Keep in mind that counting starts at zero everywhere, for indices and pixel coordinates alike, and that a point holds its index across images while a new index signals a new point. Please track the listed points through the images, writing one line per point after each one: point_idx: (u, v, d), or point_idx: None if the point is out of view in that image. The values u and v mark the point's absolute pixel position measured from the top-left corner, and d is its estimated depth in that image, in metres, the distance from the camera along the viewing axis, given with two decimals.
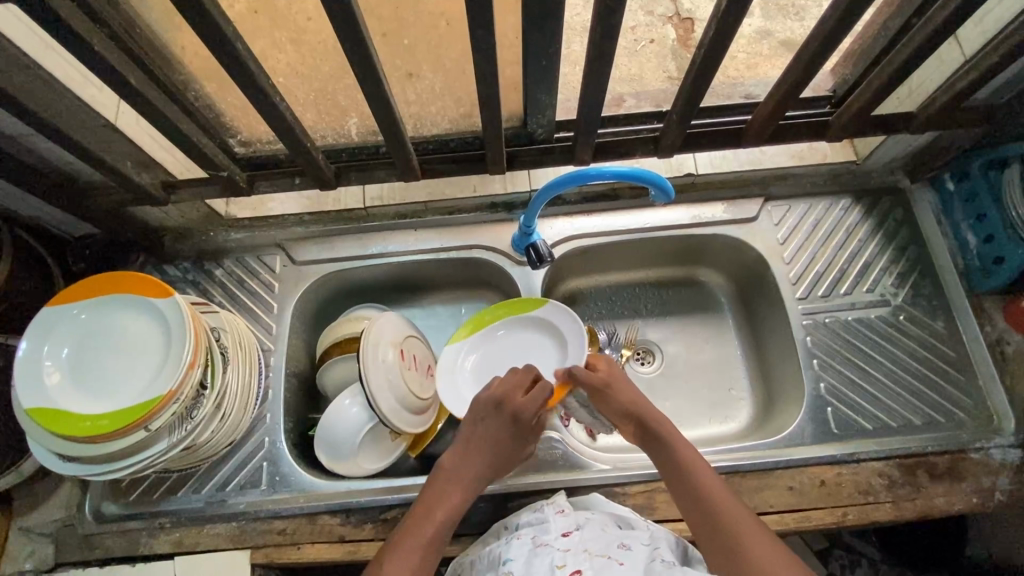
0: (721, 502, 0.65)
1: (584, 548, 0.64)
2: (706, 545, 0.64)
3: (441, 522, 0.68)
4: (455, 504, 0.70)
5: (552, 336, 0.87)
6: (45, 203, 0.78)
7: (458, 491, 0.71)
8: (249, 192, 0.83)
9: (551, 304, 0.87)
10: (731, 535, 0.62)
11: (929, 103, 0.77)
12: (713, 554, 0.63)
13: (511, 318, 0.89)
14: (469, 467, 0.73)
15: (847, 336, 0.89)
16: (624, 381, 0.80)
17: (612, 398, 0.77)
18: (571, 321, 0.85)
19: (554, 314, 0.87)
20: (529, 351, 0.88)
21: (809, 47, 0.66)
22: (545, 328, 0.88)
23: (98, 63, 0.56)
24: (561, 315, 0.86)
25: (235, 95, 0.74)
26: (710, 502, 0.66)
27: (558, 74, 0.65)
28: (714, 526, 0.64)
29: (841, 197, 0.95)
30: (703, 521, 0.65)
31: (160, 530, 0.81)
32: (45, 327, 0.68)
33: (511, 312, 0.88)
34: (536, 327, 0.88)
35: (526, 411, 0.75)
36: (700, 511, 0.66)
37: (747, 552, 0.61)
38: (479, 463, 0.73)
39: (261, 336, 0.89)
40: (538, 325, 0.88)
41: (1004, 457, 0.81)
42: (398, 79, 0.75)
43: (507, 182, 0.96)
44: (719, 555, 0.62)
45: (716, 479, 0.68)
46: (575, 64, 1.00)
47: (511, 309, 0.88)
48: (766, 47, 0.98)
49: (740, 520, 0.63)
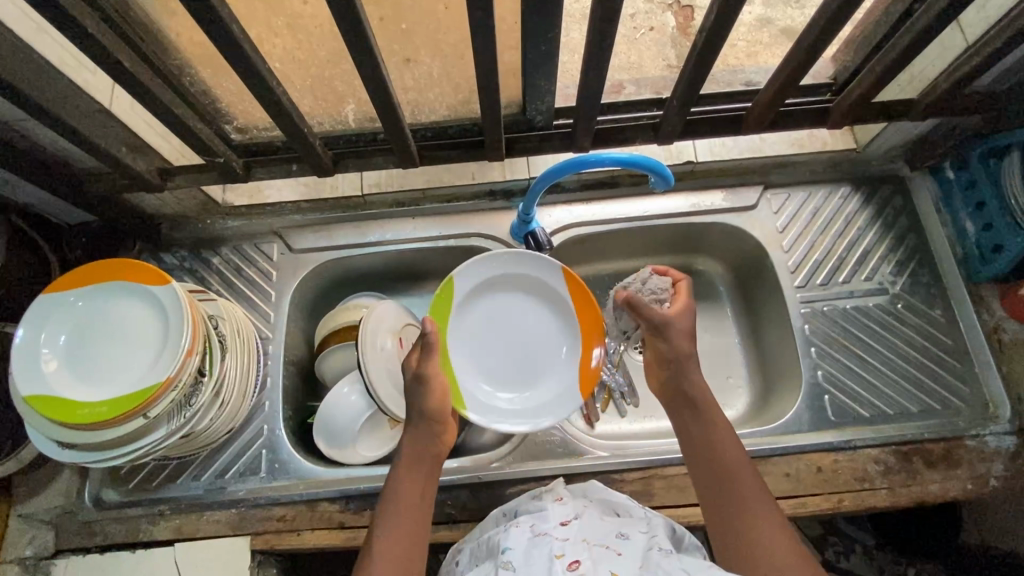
0: (728, 462, 0.67)
1: (582, 538, 0.61)
2: (715, 518, 0.65)
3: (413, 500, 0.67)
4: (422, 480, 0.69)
5: (495, 275, 0.85)
6: (40, 190, 0.77)
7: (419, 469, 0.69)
8: (245, 178, 0.82)
9: (457, 276, 0.83)
10: (732, 495, 0.64)
11: (931, 90, 0.76)
12: (715, 516, 0.65)
13: (455, 314, 0.84)
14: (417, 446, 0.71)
15: (846, 324, 0.89)
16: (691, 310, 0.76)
17: (683, 327, 0.75)
18: (489, 257, 0.83)
19: (472, 271, 0.84)
20: (495, 303, 0.86)
21: (810, 35, 0.66)
22: (480, 286, 0.85)
23: (90, 45, 0.55)
24: (475, 265, 0.83)
25: (230, 81, 0.73)
26: (717, 460, 0.67)
27: (558, 60, 0.64)
28: (716, 482, 0.66)
29: (840, 184, 0.95)
30: (706, 475, 0.67)
31: (160, 517, 0.82)
32: (41, 314, 0.67)
33: (444, 307, 0.83)
34: (473, 292, 0.85)
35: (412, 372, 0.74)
36: (710, 470, 0.67)
37: (745, 513, 0.63)
38: (421, 451, 0.71)
39: (259, 324, 0.89)
40: (473, 290, 0.85)
41: (999, 444, 0.81)
42: (395, 64, 0.74)
43: (506, 167, 0.95)
44: (716, 510, 0.65)
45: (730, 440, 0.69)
46: (574, 52, 0.98)
47: (444, 310, 0.83)
48: (766, 35, 0.97)
49: (744, 479, 0.65)
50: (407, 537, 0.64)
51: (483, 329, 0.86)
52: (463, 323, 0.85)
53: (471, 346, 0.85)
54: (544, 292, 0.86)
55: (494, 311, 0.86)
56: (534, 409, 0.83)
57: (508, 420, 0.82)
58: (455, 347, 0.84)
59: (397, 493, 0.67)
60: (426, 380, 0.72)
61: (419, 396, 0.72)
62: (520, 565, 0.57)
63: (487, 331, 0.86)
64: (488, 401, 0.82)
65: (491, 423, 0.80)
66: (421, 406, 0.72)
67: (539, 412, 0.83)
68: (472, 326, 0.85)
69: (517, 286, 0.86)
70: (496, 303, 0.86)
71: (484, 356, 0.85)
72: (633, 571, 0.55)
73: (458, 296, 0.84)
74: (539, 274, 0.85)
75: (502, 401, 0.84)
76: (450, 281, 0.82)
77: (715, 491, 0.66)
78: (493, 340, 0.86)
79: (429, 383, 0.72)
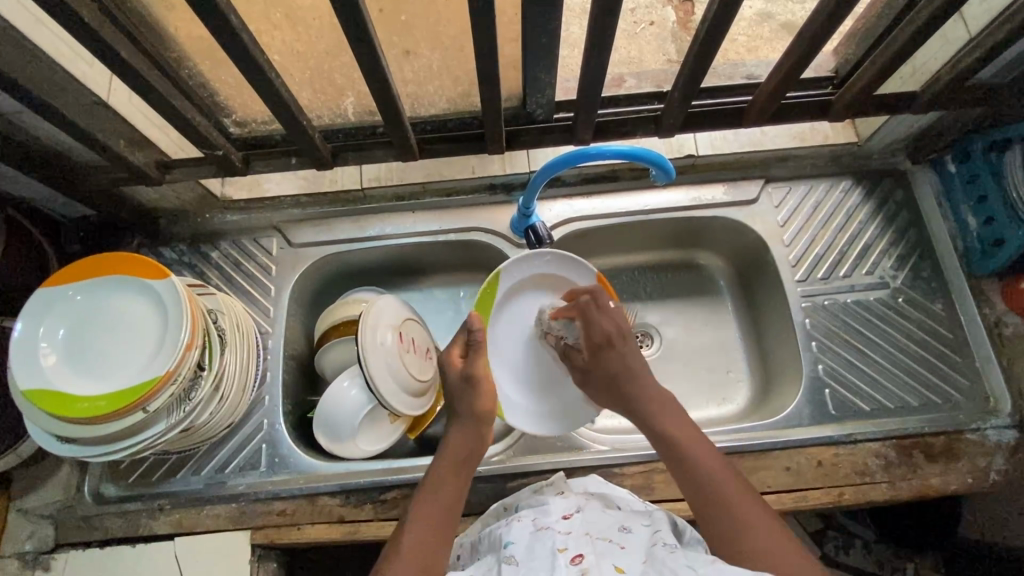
0: (695, 452, 0.65)
1: (585, 531, 0.60)
2: (708, 523, 0.60)
3: (445, 501, 0.64)
4: (458, 482, 0.66)
5: (530, 278, 0.85)
6: (37, 183, 0.77)
7: (454, 471, 0.67)
8: (244, 171, 0.81)
9: (503, 271, 0.83)
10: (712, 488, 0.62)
11: (933, 82, 0.76)
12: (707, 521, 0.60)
13: (496, 309, 0.85)
14: (460, 448, 0.69)
15: (847, 318, 0.89)
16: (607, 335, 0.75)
17: (595, 360, 0.75)
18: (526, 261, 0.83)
19: (518, 269, 0.84)
20: (535, 305, 0.86)
21: (811, 27, 0.65)
22: (522, 284, 0.85)
23: (88, 35, 0.55)
24: (521, 262, 0.84)
25: (228, 73, 0.72)
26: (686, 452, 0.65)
27: (558, 52, 0.64)
28: (693, 478, 0.63)
29: (841, 178, 0.95)
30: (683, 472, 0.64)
31: (160, 511, 0.81)
32: (40, 308, 0.67)
33: (488, 301, 0.84)
34: (516, 290, 0.85)
35: (455, 373, 0.74)
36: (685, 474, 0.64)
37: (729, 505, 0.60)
38: (466, 456, 0.69)
39: (258, 319, 0.89)
40: (516, 288, 0.85)
41: (1000, 438, 0.81)
42: (395, 57, 0.73)
43: (506, 161, 0.95)
44: (703, 506, 0.61)
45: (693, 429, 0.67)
46: (574, 46, 0.97)
47: (486, 305, 0.84)
48: (767, 29, 0.96)
49: (719, 469, 0.63)
50: (437, 539, 0.61)
51: (520, 330, 0.86)
52: (503, 321, 0.85)
53: (505, 343, 0.86)
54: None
55: (533, 313, 0.86)
56: (560, 414, 0.84)
57: (532, 423, 0.83)
58: (491, 343, 0.85)
59: (433, 493, 0.65)
60: (475, 379, 0.73)
61: (468, 395, 0.72)
62: (522, 560, 0.57)
63: (520, 333, 0.86)
64: (518, 404, 0.84)
65: (513, 423, 0.82)
66: (470, 405, 0.72)
67: (562, 418, 0.84)
68: (510, 325, 0.86)
69: (558, 290, 0.86)
70: (536, 304, 0.86)
71: (519, 355, 0.86)
72: (637, 566, 0.54)
73: (501, 292, 0.84)
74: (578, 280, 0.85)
75: (530, 403, 0.84)
76: (496, 275, 0.83)
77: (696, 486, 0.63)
78: (529, 341, 0.86)
79: (478, 381, 0.73)
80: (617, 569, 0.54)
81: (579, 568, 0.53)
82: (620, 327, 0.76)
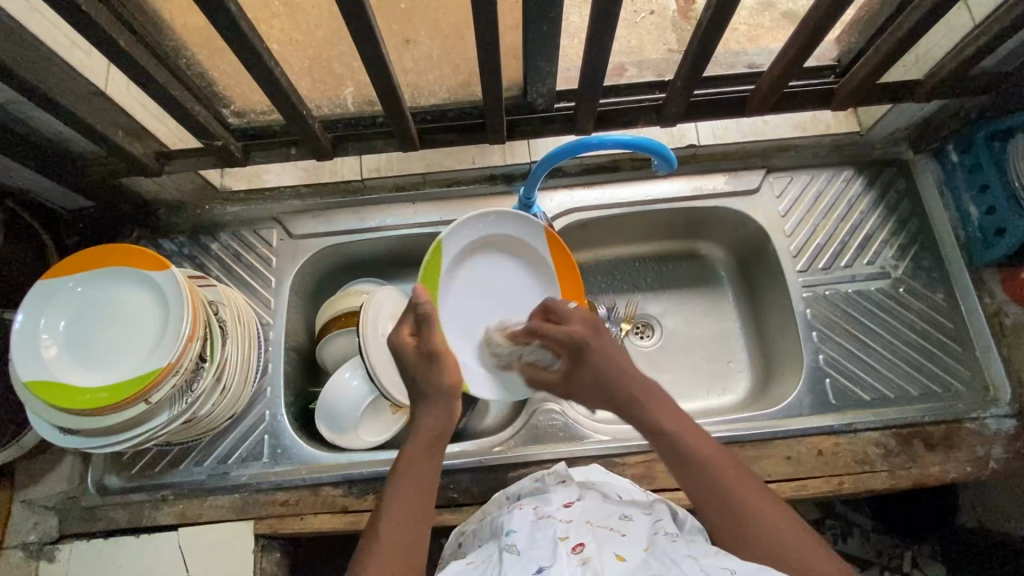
0: (689, 443, 0.62)
1: (586, 520, 0.60)
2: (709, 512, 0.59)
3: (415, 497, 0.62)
4: (426, 475, 0.64)
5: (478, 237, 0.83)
6: (36, 175, 0.76)
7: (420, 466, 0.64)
8: (244, 162, 0.80)
9: (445, 236, 0.80)
10: (713, 480, 0.60)
11: (937, 70, 0.76)
12: (709, 513, 0.59)
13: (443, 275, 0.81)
14: (424, 436, 0.66)
15: (848, 308, 0.89)
16: (592, 328, 0.72)
17: (577, 364, 0.71)
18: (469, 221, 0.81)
19: (461, 232, 0.81)
20: (482, 264, 0.85)
21: (817, 11, 0.64)
22: (468, 248, 0.83)
23: (86, 23, 0.54)
24: (466, 225, 0.81)
25: (228, 63, 0.71)
26: (681, 443, 0.63)
27: (560, 41, 0.63)
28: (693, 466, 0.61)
29: (842, 168, 0.94)
30: (677, 462, 0.62)
31: (162, 502, 0.82)
32: (42, 299, 0.67)
33: (433, 270, 0.81)
34: (460, 255, 0.83)
35: (411, 352, 0.68)
36: (682, 465, 0.62)
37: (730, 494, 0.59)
38: (436, 436, 0.66)
39: (259, 310, 0.89)
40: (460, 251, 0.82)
41: (999, 426, 0.82)
42: (396, 44, 0.72)
43: (507, 152, 0.94)
44: (696, 496, 0.61)
45: (679, 417, 0.65)
46: (575, 36, 0.91)
47: (433, 271, 0.80)
48: (767, 18, 0.90)
49: (718, 460, 0.61)
50: (410, 538, 0.59)
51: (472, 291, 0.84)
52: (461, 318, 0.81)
53: (456, 310, 0.83)
54: (530, 255, 0.86)
55: (482, 273, 0.85)
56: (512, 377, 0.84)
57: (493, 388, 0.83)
58: (444, 312, 0.82)
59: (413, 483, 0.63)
60: (437, 354, 0.67)
61: (432, 371, 0.68)
62: (523, 549, 0.55)
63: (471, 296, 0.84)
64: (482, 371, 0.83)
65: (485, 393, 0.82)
66: (435, 383, 0.68)
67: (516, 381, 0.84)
68: (458, 289, 0.83)
69: (506, 245, 0.85)
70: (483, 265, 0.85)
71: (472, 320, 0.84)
72: (637, 554, 0.54)
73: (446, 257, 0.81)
74: (524, 236, 0.84)
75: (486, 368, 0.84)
76: (440, 244, 0.79)
77: (695, 484, 0.61)
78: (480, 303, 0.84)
79: (439, 356, 0.67)
80: (618, 557, 0.54)
81: (579, 557, 0.53)
82: (589, 327, 0.72)
